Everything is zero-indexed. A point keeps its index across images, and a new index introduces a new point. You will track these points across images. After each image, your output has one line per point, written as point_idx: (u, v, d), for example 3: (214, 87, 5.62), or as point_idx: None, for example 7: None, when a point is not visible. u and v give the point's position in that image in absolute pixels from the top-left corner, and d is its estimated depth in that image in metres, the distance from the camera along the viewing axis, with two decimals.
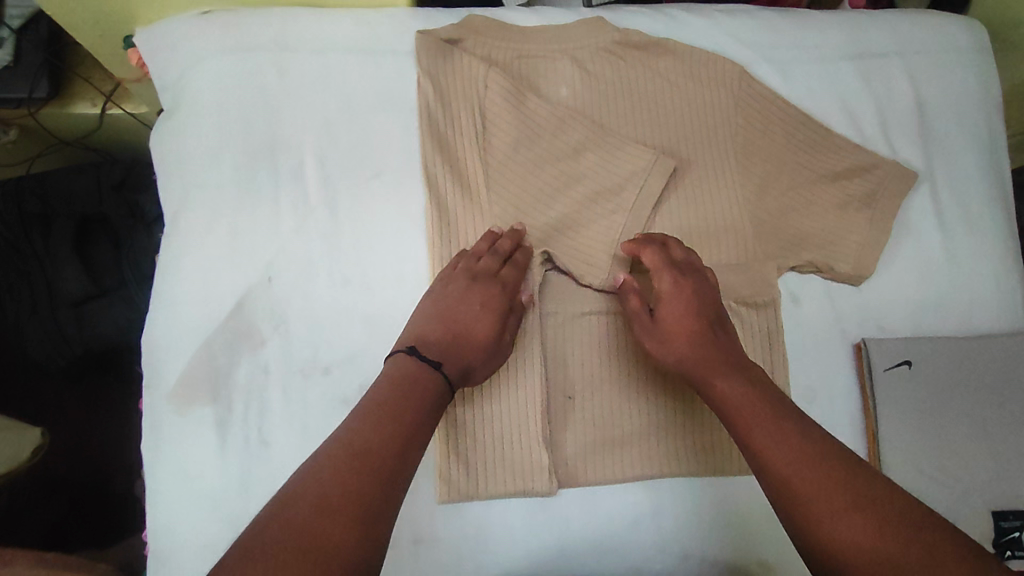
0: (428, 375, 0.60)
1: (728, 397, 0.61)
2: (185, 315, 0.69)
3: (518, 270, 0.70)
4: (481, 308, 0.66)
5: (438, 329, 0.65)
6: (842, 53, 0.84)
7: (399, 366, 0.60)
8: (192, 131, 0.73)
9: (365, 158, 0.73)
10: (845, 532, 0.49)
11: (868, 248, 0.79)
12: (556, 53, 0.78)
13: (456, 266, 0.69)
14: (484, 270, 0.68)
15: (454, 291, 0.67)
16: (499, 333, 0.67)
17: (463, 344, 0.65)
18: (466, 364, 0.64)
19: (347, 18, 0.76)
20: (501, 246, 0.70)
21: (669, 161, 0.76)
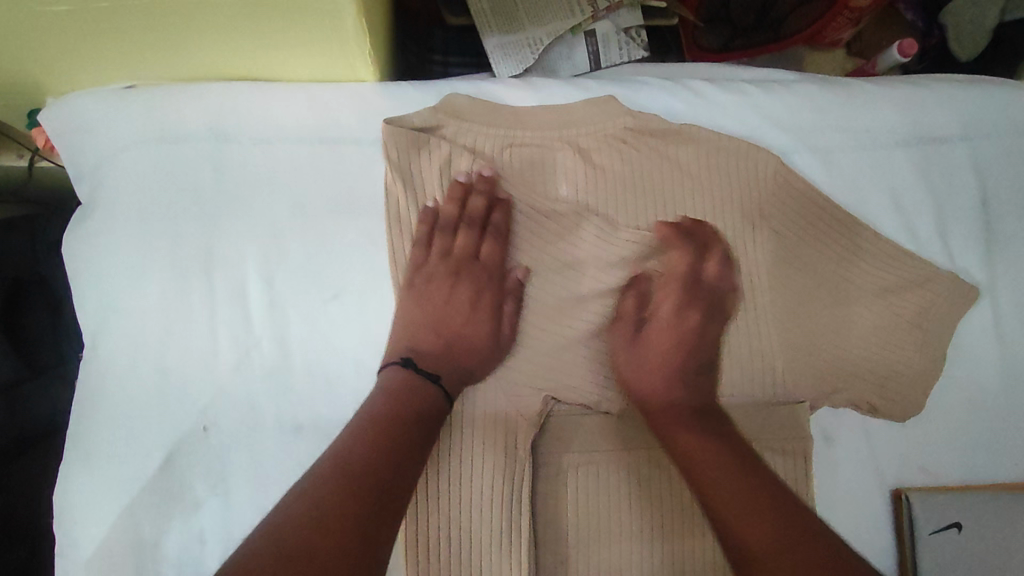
0: (422, 386, 0.57)
1: (695, 455, 0.57)
2: (104, 473, 0.58)
3: (499, 240, 0.63)
4: (472, 308, 0.62)
5: (432, 336, 0.61)
6: (897, 137, 0.70)
7: (389, 379, 0.56)
8: (110, 241, 0.60)
9: (321, 274, 0.61)
10: (758, 540, 0.50)
11: (919, 380, 0.67)
12: (556, 142, 0.65)
13: (435, 253, 0.63)
14: (462, 253, 0.63)
15: (438, 294, 0.62)
16: (494, 323, 0.62)
17: (461, 347, 0.61)
18: (468, 367, 0.60)
19: (302, 100, 0.63)
20: (472, 205, 0.62)
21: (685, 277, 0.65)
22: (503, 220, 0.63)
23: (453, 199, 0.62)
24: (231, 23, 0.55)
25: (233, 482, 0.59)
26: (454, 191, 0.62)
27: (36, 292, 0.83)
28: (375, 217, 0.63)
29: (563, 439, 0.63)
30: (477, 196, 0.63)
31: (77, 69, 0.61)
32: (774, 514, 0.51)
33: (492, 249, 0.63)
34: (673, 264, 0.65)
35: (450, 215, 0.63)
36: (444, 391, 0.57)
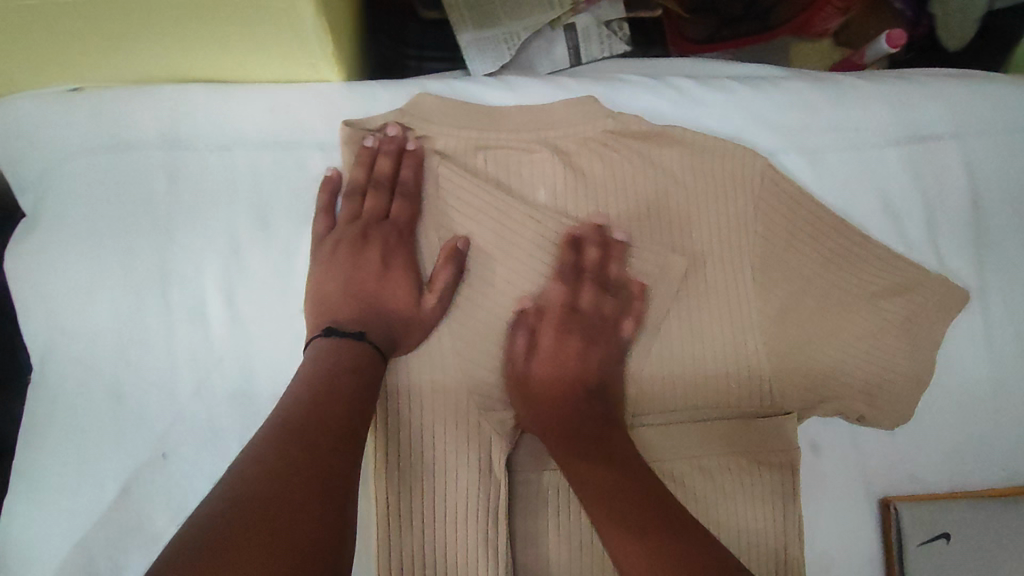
0: (352, 349, 0.52)
1: (589, 472, 0.55)
2: (57, 505, 0.54)
3: (409, 199, 0.59)
4: (384, 271, 0.57)
5: (349, 307, 0.55)
6: (886, 135, 0.68)
7: (318, 351, 0.51)
8: (57, 259, 0.56)
9: (286, 290, 0.58)
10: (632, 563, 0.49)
11: (909, 387, 0.65)
12: (534, 144, 0.61)
13: (342, 218, 0.58)
14: (371, 215, 0.58)
15: (348, 258, 0.57)
16: (417, 283, 0.57)
17: (380, 312, 0.56)
18: (391, 333, 0.55)
19: (260, 102, 0.59)
20: (380, 167, 0.58)
21: (671, 285, 0.62)
22: (412, 176, 0.59)
23: (362, 163, 0.59)
24: (178, 22, 0.51)
25: None
26: (361, 156, 0.59)
27: None
28: None
29: (539, 456, 0.61)
30: (385, 156, 0.59)
31: (15, 72, 0.56)
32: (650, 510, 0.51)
33: (406, 209, 0.59)
34: (656, 273, 0.62)
35: (360, 180, 0.59)
36: (375, 346, 0.53)
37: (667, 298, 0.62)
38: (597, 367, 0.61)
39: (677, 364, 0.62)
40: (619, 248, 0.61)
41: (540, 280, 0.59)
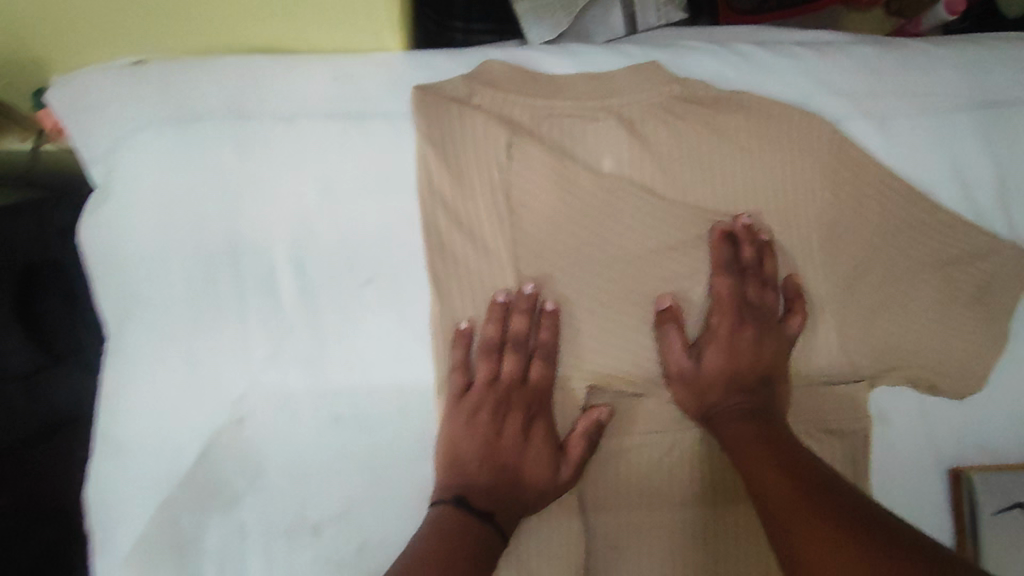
0: (477, 536, 0.53)
1: (733, 432, 0.56)
2: (135, 468, 0.55)
3: (549, 363, 0.59)
4: (523, 439, 0.58)
5: (484, 475, 0.57)
6: (958, 100, 0.66)
7: (440, 520, 0.53)
8: (132, 229, 0.57)
9: (355, 259, 0.58)
10: (777, 496, 0.50)
11: (984, 357, 0.64)
12: (599, 111, 0.61)
13: (482, 380, 0.59)
14: (510, 379, 0.58)
15: (488, 425, 0.58)
16: (557, 463, 0.58)
17: (517, 487, 0.57)
18: (519, 509, 0.57)
19: (325, 70, 0.59)
20: (514, 325, 0.58)
21: (745, 248, 0.61)
22: (548, 340, 0.58)
23: (495, 318, 0.58)
24: None
25: (270, 478, 0.56)
26: (493, 312, 0.58)
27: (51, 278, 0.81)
28: (411, 194, 0.59)
29: (608, 427, 0.60)
30: (519, 313, 0.58)
31: (89, 44, 0.57)
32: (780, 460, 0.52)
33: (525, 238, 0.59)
34: (726, 236, 0.61)
35: (493, 337, 0.59)
36: (497, 530, 0.54)
37: (762, 259, 0.62)
38: (721, 338, 0.61)
39: (797, 325, 0.62)
40: (684, 213, 0.61)
41: (609, 245, 0.60)
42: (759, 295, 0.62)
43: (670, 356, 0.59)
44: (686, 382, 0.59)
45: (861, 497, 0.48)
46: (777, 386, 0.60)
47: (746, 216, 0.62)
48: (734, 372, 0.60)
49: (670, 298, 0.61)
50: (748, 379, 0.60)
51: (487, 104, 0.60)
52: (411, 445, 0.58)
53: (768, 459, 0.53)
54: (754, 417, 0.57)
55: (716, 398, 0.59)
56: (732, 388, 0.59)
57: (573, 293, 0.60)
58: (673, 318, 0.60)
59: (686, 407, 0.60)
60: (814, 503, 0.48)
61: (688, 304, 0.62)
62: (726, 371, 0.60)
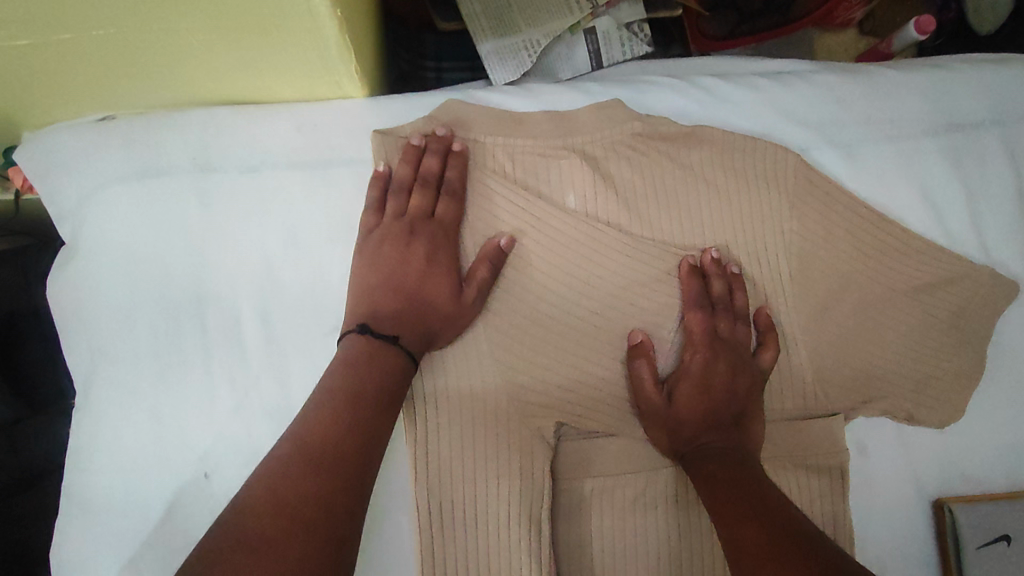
0: (395, 362, 0.53)
1: (704, 469, 0.55)
2: (104, 528, 0.55)
3: (456, 201, 0.59)
4: (429, 265, 0.57)
5: (392, 302, 0.56)
6: (924, 125, 0.66)
7: (349, 349, 0.53)
8: (98, 285, 0.57)
9: (319, 307, 0.58)
10: (749, 538, 0.49)
11: (960, 385, 0.63)
12: (562, 151, 0.61)
13: (388, 215, 0.58)
14: (416, 213, 0.58)
15: (393, 254, 0.57)
16: (461, 282, 0.57)
17: (423, 314, 0.56)
18: (429, 334, 0.56)
19: (285, 119, 0.59)
20: (426, 164, 0.58)
21: (712, 272, 0.61)
22: (457, 175, 0.59)
23: (408, 160, 0.59)
24: (201, 49, 0.51)
25: None
26: (408, 153, 0.59)
27: (28, 326, 0.83)
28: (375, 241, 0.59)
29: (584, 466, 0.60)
30: (432, 154, 0.59)
31: (51, 106, 0.58)
32: (754, 503, 0.51)
33: (453, 177, 0.59)
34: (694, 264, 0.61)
35: (405, 176, 0.59)
36: (405, 353, 0.54)
37: (731, 295, 0.62)
38: (695, 374, 0.60)
39: (769, 359, 0.61)
40: (651, 249, 0.61)
41: (576, 284, 0.60)
42: (731, 329, 0.62)
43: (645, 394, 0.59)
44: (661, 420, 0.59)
45: (837, 546, 0.47)
46: (751, 424, 0.59)
47: (715, 249, 0.62)
48: (707, 407, 0.59)
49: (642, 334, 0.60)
50: (722, 416, 0.59)
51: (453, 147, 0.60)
52: None
53: (740, 503, 0.52)
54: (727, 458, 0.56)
55: (689, 435, 0.58)
56: (707, 424, 0.58)
57: (542, 333, 0.59)
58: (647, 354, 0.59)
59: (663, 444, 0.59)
60: (787, 548, 0.47)
61: (658, 338, 0.62)
62: (701, 405, 0.59)
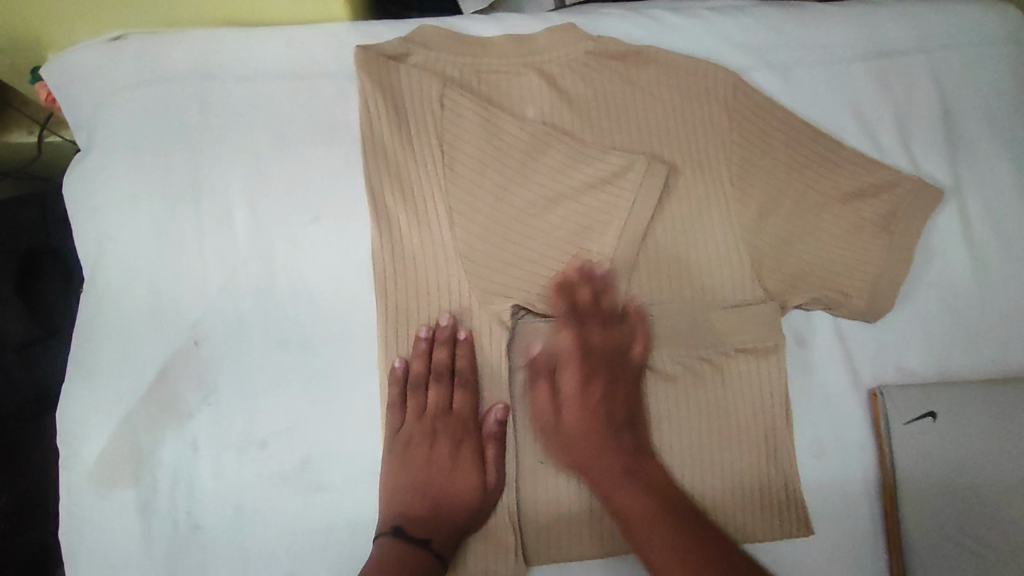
0: (416, 557, 0.57)
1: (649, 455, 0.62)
2: (103, 387, 0.61)
3: (469, 392, 0.64)
4: (453, 462, 0.62)
5: (416, 501, 0.61)
6: (855, 51, 0.73)
7: (384, 554, 0.58)
8: (106, 176, 0.64)
9: (301, 200, 0.65)
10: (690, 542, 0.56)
11: (890, 279, 0.68)
12: (521, 67, 0.68)
13: (410, 415, 0.63)
14: (435, 410, 0.63)
15: (420, 455, 0.62)
16: (482, 474, 0.62)
17: (445, 509, 0.61)
18: (460, 526, 0.61)
19: (276, 36, 0.67)
20: (436, 358, 0.62)
21: (659, 169, 0.66)
22: (467, 365, 0.63)
23: (420, 354, 0.62)
24: None
25: (223, 395, 0.61)
26: (418, 347, 0.62)
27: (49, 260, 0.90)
28: (352, 143, 0.66)
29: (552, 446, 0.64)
30: (440, 346, 0.62)
31: (70, 22, 0.66)
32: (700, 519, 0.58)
33: (465, 369, 0.63)
34: (645, 162, 0.67)
35: (420, 372, 0.63)
36: (437, 554, 0.59)
37: (674, 196, 0.68)
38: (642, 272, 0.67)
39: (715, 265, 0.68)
40: (600, 150, 0.66)
41: (532, 182, 0.66)
42: (676, 229, 0.68)
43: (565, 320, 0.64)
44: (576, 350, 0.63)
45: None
46: (688, 345, 0.67)
47: (661, 155, 0.68)
48: (603, 412, 0.62)
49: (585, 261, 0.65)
50: (611, 426, 0.62)
51: (422, 64, 0.66)
52: (359, 363, 0.63)
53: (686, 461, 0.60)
54: (630, 479, 0.60)
55: (588, 454, 0.61)
56: (600, 442, 0.61)
57: (501, 226, 0.64)
58: (586, 279, 0.64)
59: (556, 430, 0.63)
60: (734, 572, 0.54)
61: (610, 233, 0.66)
62: (605, 408, 0.62)
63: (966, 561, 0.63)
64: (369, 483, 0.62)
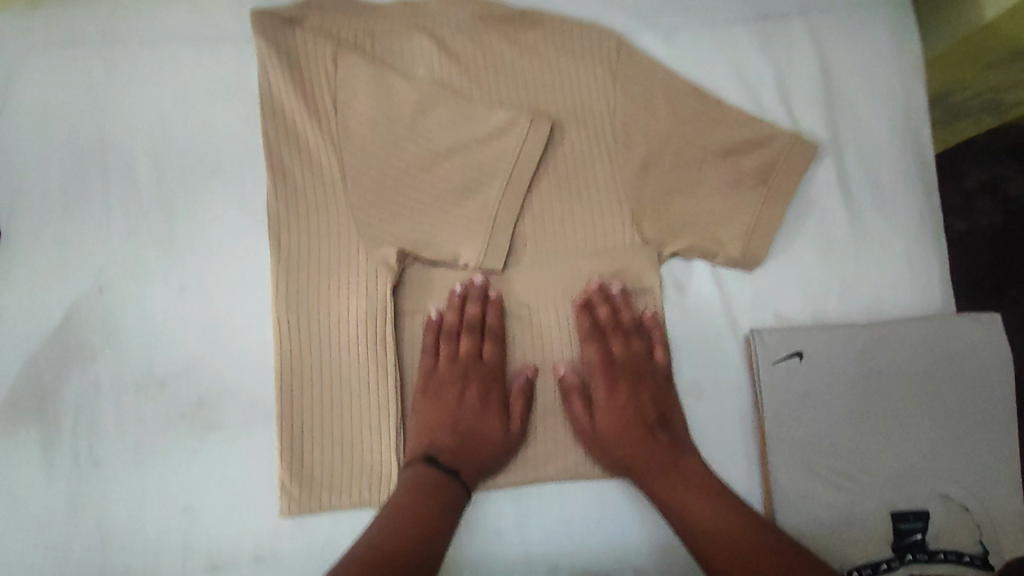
0: (446, 481, 0.62)
1: (608, 425, 0.67)
2: (8, 331, 0.65)
3: (499, 342, 0.70)
4: (480, 406, 0.68)
5: (447, 434, 0.66)
6: (735, 16, 0.77)
7: (415, 475, 0.62)
8: (15, 134, 0.68)
9: (202, 156, 0.69)
10: (673, 495, 0.64)
11: (765, 228, 0.72)
12: (412, 31, 0.72)
13: (444, 359, 0.69)
14: (468, 358, 0.68)
15: (451, 397, 0.68)
16: (505, 420, 0.67)
17: (474, 448, 0.66)
18: (482, 463, 0.66)
19: (180, 3, 0.71)
20: (469, 313, 0.69)
21: (544, 124, 0.70)
22: (496, 320, 0.69)
23: (453, 308, 0.69)
24: None
25: (125, 337, 0.65)
26: (453, 302, 0.69)
27: None
28: (252, 102, 0.70)
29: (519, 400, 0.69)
30: (473, 301, 0.69)
31: None
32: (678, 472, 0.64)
33: (496, 322, 0.69)
34: (530, 116, 0.70)
35: (453, 323, 0.69)
36: (464, 483, 0.63)
37: (551, 151, 0.72)
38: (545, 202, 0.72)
39: (631, 180, 0.72)
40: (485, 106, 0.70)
41: (421, 138, 0.69)
42: (556, 183, 0.72)
43: (587, 335, 0.69)
44: (601, 362, 0.70)
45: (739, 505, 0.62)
46: (620, 325, 0.70)
47: (545, 113, 0.72)
48: (633, 413, 0.68)
49: (599, 281, 0.71)
50: (643, 428, 0.67)
51: (318, 28, 0.70)
52: (255, 307, 0.67)
53: (643, 448, 0.66)
54: (677, 472, 0.65)
55: (625, 448, 0.66)
56: (644, 451, 0.66)
57: (390, 178, 0.68)
58: (605, 300, 0.70)
59: (594, 433, 0.67)
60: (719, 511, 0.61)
61: (494, 185, 0.69)
62: (630, 429, 0.67)
63: (828, 492, 0.68)
64: (264, 420, 0.66)
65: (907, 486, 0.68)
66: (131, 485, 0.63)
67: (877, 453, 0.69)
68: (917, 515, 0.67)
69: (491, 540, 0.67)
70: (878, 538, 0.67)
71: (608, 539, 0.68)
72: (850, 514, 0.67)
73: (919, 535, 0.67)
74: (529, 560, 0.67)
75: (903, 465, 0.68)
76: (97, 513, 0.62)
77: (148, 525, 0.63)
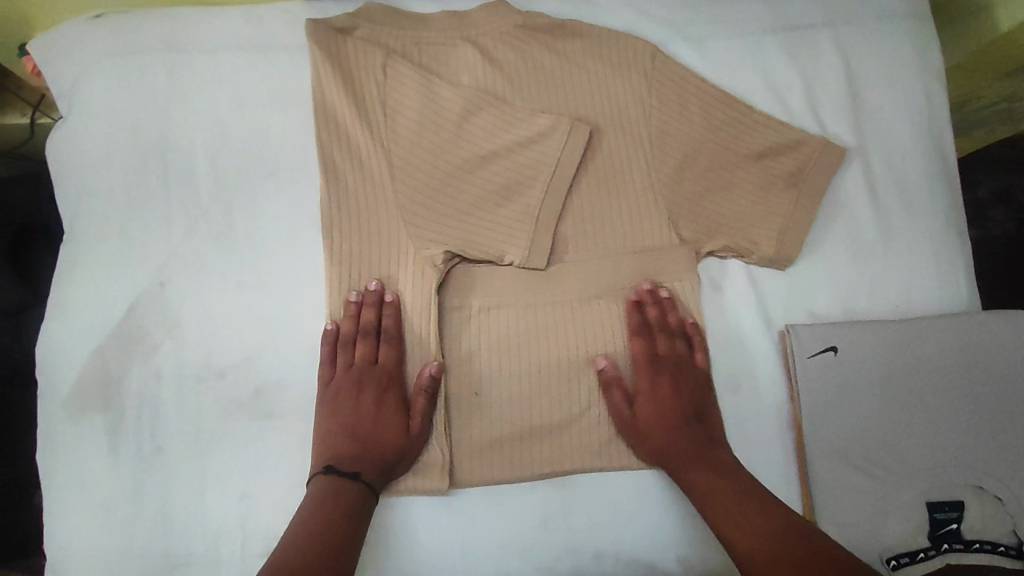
0: (350, 491, 0.61)
1: (642, 418, 0.69)
2: (75, 323, 0.68)
3: (394, 343, 0.68)
4: (376, 408, 0.67)
5: (346, 443, 0.65)
6: (765, 26, 0.81)
7: (320, 491, 0.61)
8: (83, 136, 0.71)
9: (258, 158, 0.72)
10: (705, 486, 0.64)
11: (795, 229, 0.75)
12: (458, 40, 0.75)
13: (340, 368, 0.68)
14: (362, 363, 0.68)
15: (348, 405, 0.66)
16: (405, 419, 0.67)
17: (376, 450, 0.65)
18: (386, 465, 0.65)
19: (237, 14, 0.75)
20: (365, 317, 0.68)
21: (584, 128, 0.73)
22: (393, 322, 0.69)
23: (348, 313, 0.68)
24: None
25: (184, 330, 0.68)
26: (348, 309, 0.69)
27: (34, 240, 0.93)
28: (305, 107, 0.74)
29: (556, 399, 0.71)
30: (369, 306, 0.68)
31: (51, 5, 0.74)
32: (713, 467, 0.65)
33: (391, 324, 0.68)
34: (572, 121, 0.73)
35: (349, 330, 0.68)
36: (368, 487, 0.63)
37: (590, 153, 0.75)
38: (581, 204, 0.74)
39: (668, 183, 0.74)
40: (527, 111, 0.73)
41: (466, 141, 0.72)
42: (597, 185, 0.75)
43: (636, 330, 0.72)
44: (645, 357, 0.72)
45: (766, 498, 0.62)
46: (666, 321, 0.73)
47: (585, 118, 0.75)
48: (670, 407, 0.69)
49: (651, 283, 0.73)
50: (682, 418, 0.69)
51: (369, 37, 0.74)
52: (308, 302, 0.70)
53: (685, 442, 0.68)
54: (709, 464, 0.66)
55: (660, 440, 0.68)
56: (679, 444, 0.68)
57: (437, 179, 0.71)
58: (654, 301, 0.73)
59: (632, 422, 0.69)
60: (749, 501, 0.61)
61: (537, 187, 0.72)
62: (665, 419, 0.69)
63: (865, 482, 0.70)
64: None
65: (942, 476, 0.70)
66: (191, 472, 0.66)
67: (913, 446, 0.70)
68: (952, 504, 0.69)
69: (535, 530, 0.69)
70: (915, 527, 0.69)
71: (650, 528, 0.70)
72: (887, 503, 0.69)
73: (955, 524, 0.69)
74: (575, 548, 0.69)
75: (938, 456, 0.70)
76: (160, 498, 0.65)
77: (207, 510, 0.65)
